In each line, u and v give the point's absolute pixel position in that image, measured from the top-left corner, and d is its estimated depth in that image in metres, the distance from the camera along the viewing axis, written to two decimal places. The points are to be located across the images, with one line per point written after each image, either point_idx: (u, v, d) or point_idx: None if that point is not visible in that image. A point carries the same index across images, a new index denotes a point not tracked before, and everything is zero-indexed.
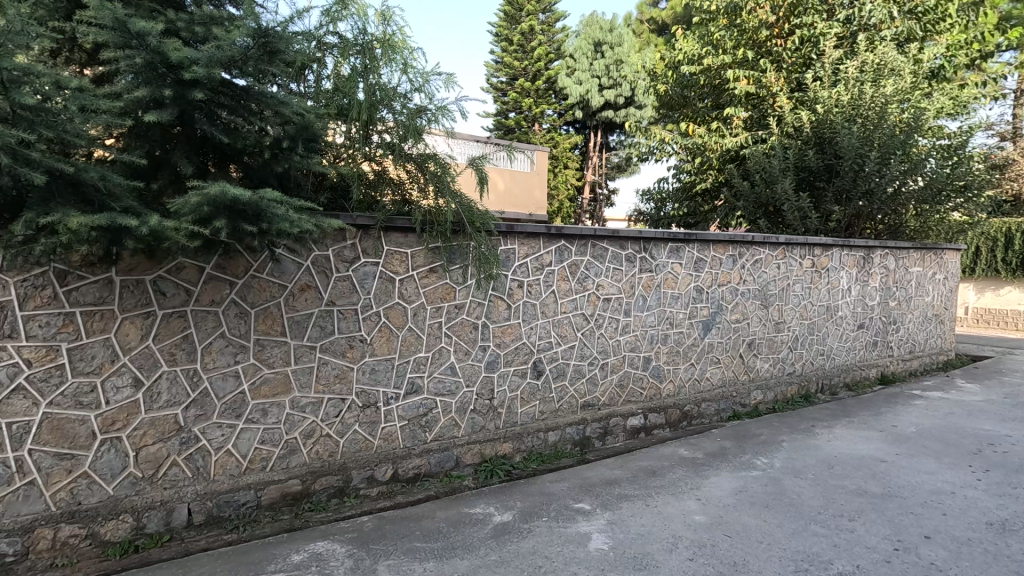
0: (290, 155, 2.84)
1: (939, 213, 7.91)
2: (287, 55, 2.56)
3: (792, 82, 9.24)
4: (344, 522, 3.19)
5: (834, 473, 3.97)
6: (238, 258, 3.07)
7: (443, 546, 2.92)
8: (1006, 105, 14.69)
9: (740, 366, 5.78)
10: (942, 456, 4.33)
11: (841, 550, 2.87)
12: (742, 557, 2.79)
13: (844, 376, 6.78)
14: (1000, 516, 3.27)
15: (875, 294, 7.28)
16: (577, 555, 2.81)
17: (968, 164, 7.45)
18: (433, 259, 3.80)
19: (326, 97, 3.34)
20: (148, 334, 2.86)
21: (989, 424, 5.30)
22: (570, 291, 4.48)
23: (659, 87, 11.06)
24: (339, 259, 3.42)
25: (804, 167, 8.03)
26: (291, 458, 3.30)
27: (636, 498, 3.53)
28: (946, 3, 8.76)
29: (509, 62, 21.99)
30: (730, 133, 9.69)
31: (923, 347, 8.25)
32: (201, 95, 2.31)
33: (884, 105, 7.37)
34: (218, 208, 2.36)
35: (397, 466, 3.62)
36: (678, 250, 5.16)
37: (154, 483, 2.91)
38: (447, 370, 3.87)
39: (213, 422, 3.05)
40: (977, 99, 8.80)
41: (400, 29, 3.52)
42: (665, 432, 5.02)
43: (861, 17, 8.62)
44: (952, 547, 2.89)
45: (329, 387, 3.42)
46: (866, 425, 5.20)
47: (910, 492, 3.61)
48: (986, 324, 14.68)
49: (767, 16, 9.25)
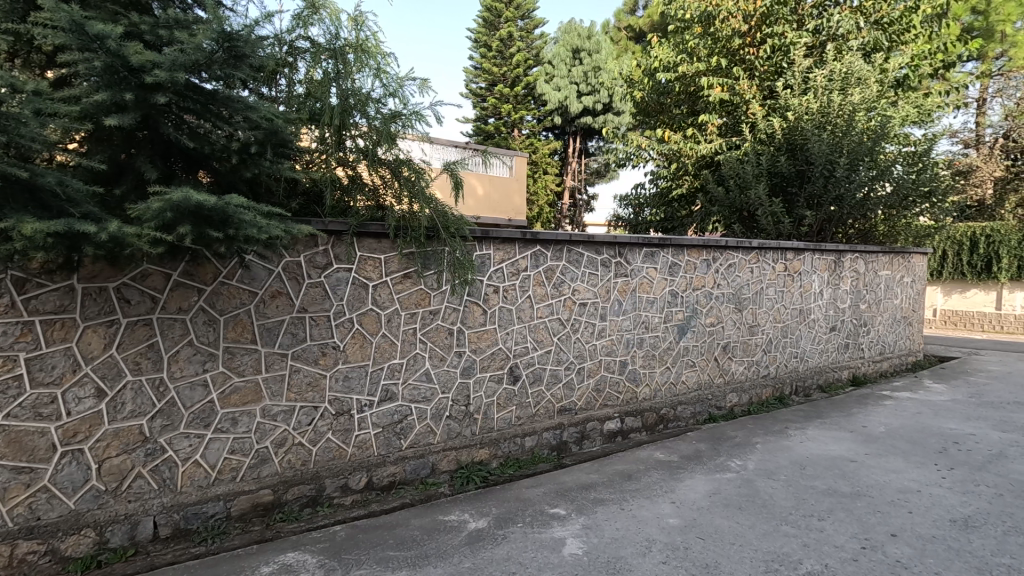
0: (259, 160, 2.80)
1: (906, 218, 8.10)
2: (255, 59, 2.51)
3: (764, 89, 9.49)
4: (317, 532, 3.14)
5: (806, 473, 4.03)
6: (207, 263, 3.02)
7: (416, 554, 2.89)
8: (969, 114, 15.17)
9: (716, 369, 5.85)
10: (909, 455, 4.43)
11: (811, 549, 2.92)
12: (715, 559, 2.81)
13: (817, 377, 6.91)
14: (963, 513, 3.36)
15: (846, 297, 7.43)
16: (551, 561, 2.80)
17: (932, 170, 7.69)
18: (408, 265, 3.77)
19: (298, 102, 3.37)
20: (112, 343, 2.79)
21: (954, 423, 5.45)
22: (546, 295, 4.49)
23: (636, 93, 11.23)
24: (311, 265, 3.39)
25: (776, 172, 8.15)
26: (262, 467, 3.25)
27: (611, 502, 3.54)
28: (911, 14, 9.02)
29: (488, 68, 22.38)
30: (705, 139, 9.87)
31: (893, 349, 8.44)
32: (163, 100, 2.28)
33: (852, 112, 7.56)
34: (182, 214, 2.32)
35: (371, 474, 3.58)
36: (653, 255, 5.22)
37: (117, 495, 2.83)
38: (422, 377, 3.85)
39: (179, 432, 2.99)
40: (940, 107, 9.10)
41: (374, 34, 3.51)
42: (642, 436, 5.05)
43: (829, 28, 8.99)
44: (917, 545, 2.95)
45: (301, 395, 3.37)
46: (837, 426, 5.30)
47: (878, 492, 3.69)
48: (954, 326, 15.06)
49: (739, 25, 9.47)
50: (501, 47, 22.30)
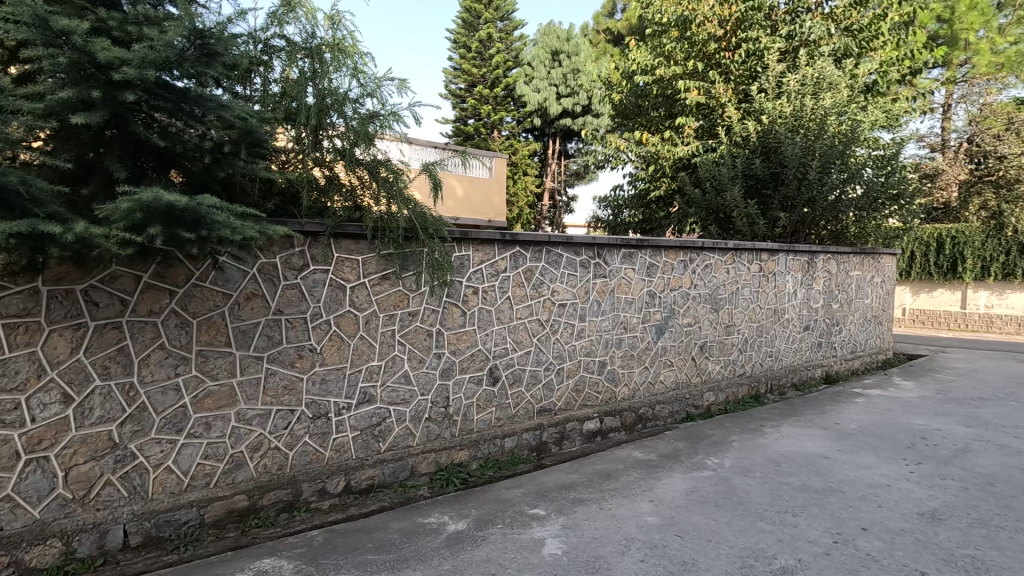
0: (233, 160, 2.75)
1: (876, 220, 8.32)
2: (227, 58, 2.47)
3: (739, 93, 9.66)
4: (293, 537, 3.09)
5: (780, 470, 4.11)
6: (179, 265, 2.95)
7: (395, 557, 2.86)
8: (935, 119, 15.65)
9: (693, 369, 5.93)
10: (879, 451, 4.55)
11: (784, 544, 2.97)
12: (692, 556, 2.85)
13: (791, 376, 7.05)
14: (930, 506, 3.46)
15: (819, 297, 7.59)
16: (531, 561, 2.81)
17: (900, 173, 7.90)
18: (386, 266, 3.75)
19: (273, 101, 3.32)
20: (79, 347, 2.71)
21: (921, 419, 5.61)
22: (525, 296, 4.50)
23: (614, 96, 11.35)
24: (287, 266, 3.34)
25: (751, 175, 8.29)
26: (237, 472, 3.19)
27: (590, 501, 3.56)
28: (879, 21, 9.29)
29: (467, 69, 22.36)
30: (682, 142, 10.01)
31: (864, 347, 8.65)
32: (132, 97, 2.23)
33: (824, 116, 7.74)
34: (152, 214, 2.26)
35: (349, 477, 3.54)
36: (631, 256, 5.27)
37: (85, 504, 2.75)
38: (401, 379, 3.83)
39: (151, 437, 2.92)
40: (908, 112, 9.38)
41: (351, 34, 3.48)
42: (621, 435, 5.09)
43: (801, 33, 9.20)
44: (887, 538, 3.03)
45: (277, 398, 3.32)
46: (811, 423, 5.42)
47: (850, 487, 3.78)
48: (922, 324, 15.53)
49: (715, 30, 9.65)
50: (481, 48, 22.29)
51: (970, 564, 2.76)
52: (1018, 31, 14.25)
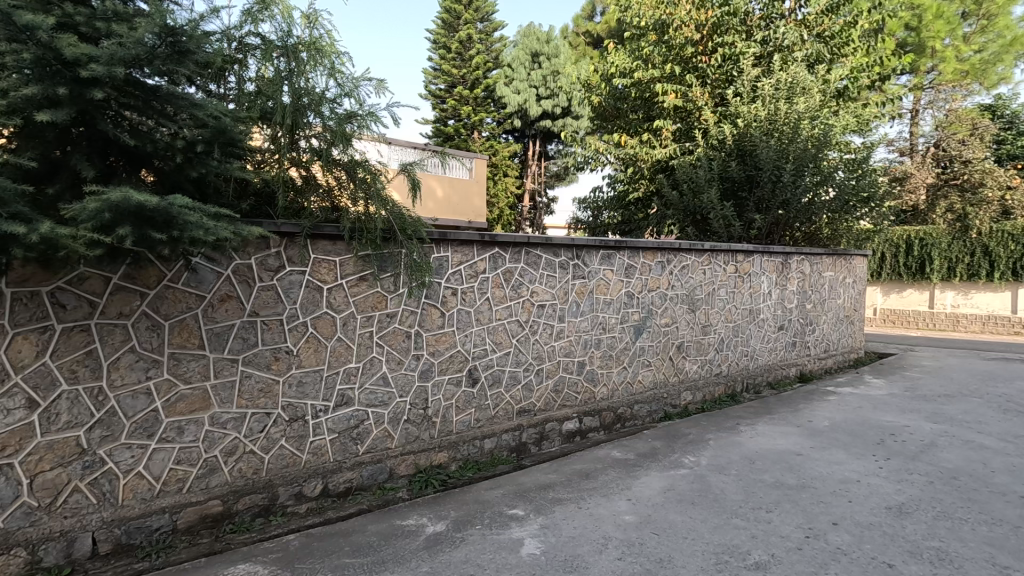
0: (206, 160, 2.69)
1: (848, 221, 8.50)
2: (200, 56, 2.44)
3: (716, 97, 9.83)
4: (269, 542, 3.05)
5: (755, 467, 4.18)
6: (150, 266, 2.90)
7: (373, 560, 2.85)
8: (904, 124, 16.10)
9: (671, 368, 6.00)
10: (850, 447, 4.66)
11: (758, 540, 3.03)
12: (668, 554, 2.89)
13: (766, 375, 7.18)
14: (897, 500, 3.56)
15: (793, 297, 7.74)
16: (510, 561, 2.82)
17: (871, 177, 8.12)
18: (364, 267, 3.72)
19: (248, 100, 3.27)
20: (45, 350, 2.64)
21: (891, 416, 5.76)
22: (504, 297, 4.51)
23: (593, 98, 11.46)
24: (262, 267, 3.29)
25: (727, 176, 8.44)
26: (211, 477, 3.13)
27: (569, 501, 3.58)
28: (850, 29, 9.57)
29: (447, 70, 22.30)
30: (660, 144, 10.12)
31: (836, 347, 8.84)
32: (100, 94, 2.18)
33: (797, 121, 7.93)
34: (121, 214, 2.21)
35: (327, 481, 3.51)
36: (609, 257, 5.32)
37: (52, 512, 2.68)
38: (379, 381, 3.80)
39: (121, 443, 2.85)
40: (877, 117, 9.66)
41: (328, 33, 3.46)
42: (600, 435, 5.13)
43: (775, 39, 9.44)
44: (856, 532, 3.11)
45: (253, 401, 3.28)
46: (785, 421, 5.53)
47: (822, 483, 3.86)
48: (892, 324, 15.93)
49: (692, 34, 9.82)
50: (460, 49, 22.25)
51: (935, 555, 2.84)
52: (981, 40, 14.70)
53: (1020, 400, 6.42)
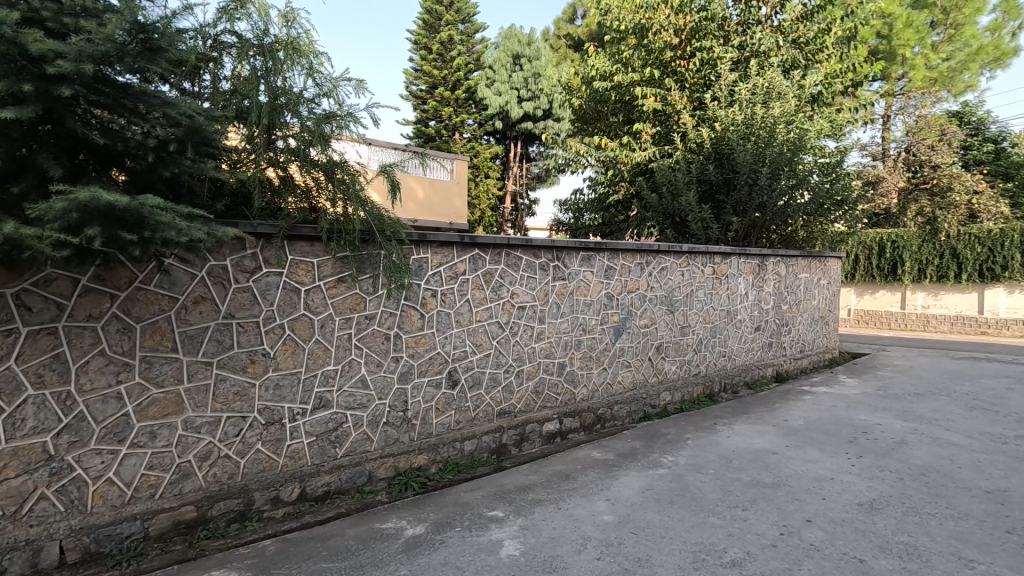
0: (179, 159, 2.64)
1: (823, 224, 8.67)
2: (172, 53, 2.40)
3: (694, 101, 9.97)
4: (244, 548, 3.00)
5: (732, 466, 4.24)
6: (121, 267, 2.83)
7: (351, 564, 2.82)
8: (877, 128, 16.50)
9: (650, 369, 6.06)
10: (824, 445, 4.75)
11: (734, 538, 3.07)
12: (646, 553, 2.91)
13: (743, 375, 7.30)
14: (869, 496, 3.64)
15: (769, 298, 7.87)
16: (488, 563, 2.81)
17: (844, 180, 8.31)
18: (342, 269, 3.69)
19: (223, 99, 3.21)
20: (9, 354, 2.57)
21: (864, 414, 5.89)
22: (484, 299, 4.50)
23: (574, 101, 11.56)
24: (238, 269, 3.25)
25: (705, 180, 8.56)
26: (184, 483, 3.07)
27: (548, 502, 3.59)
28: (824, 36, 9.81)
29: (428, 71, 22.22)
30: (640, 147, 10.23)
31: (812, 347, 9.02)
32: (68, 91, 2.14)
33: (773, 125, 8.08)
34: (90, 214, 2.16)
35: (305, 484, 3.48)
36: (590, 258, 5.35)
37: (16, 520, 2.61)
38: (358, 383, 3.77)
39: (90, 448, 2.78)
40: (851, 122, 9.89)
41: (306, 33, 3.42)
42: (580, 436, 5.16)
43: (752, 44, 9.61)
44: (829, 528, 3.17)
45: (228, 405, 3.23)
46: (761, 420, 5.62)
47: (796, 481, 3.93)
48: (866, 324, 16.32)
49: (671, 38, 9.94)
50: (441, 50, 22.23)
51: (904, 550, 2.91)
52: (948, 48, 15.11)
53: (985, 397, 6.63)
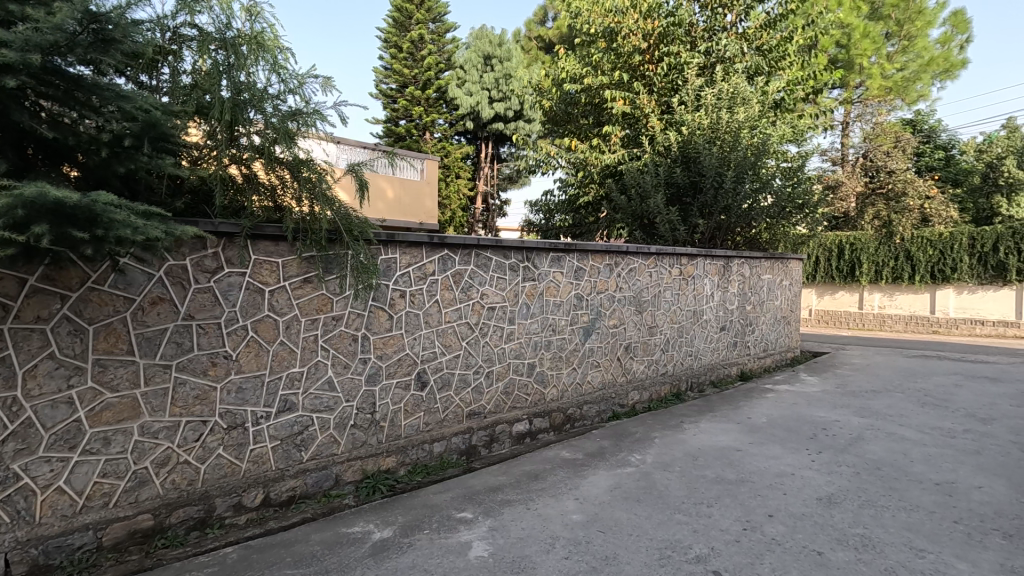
0: (135, 155, 2.55)
1: (785, 227, 8.93)
2: (126, 45, 2.31)
3: (662, 105, 10.17)
4: (204, 556, 2.91)
5: (697, 464, 4.32)
6: (72, 267, 2.71)
7: (316, 571, 2.76)
8: (836, 134, 17.09)
9: (619, 369, 6.13)
10: (785, 442, 4.88)
11: (699, 534, 3.13)
12: (614, 551, 2.94)
13: (709, 374, 7.45)
14: (827, 491, 3.76)
15: (734, 299, 8.05)
16: (456, 565, 2.80)
17: (805, 185, 8.57)
18: (308, 269, 3.62)
19: (183, 94, 3.11)
20: None
21: (823, 411, 6.08)
22: (453, 300, 4.47)
23: (545, 103, 11.72)
24: (198, 268, 3.15)
25: (672, 183, 8.71)
26: (141, 490, 2.97)
27: (518, 502, 3.59)
28: (786, 43, 10.02)
29: (398, 70, 22.04)
30: (609, 150, 10.37)
31: (774, 346, 9.26)
32: (13, 83, 2.04)
33: (738, 130, 8.30)
34: (37, 212, 2.07)
35: (268, 490, 3.40)
36: (559, 259, 5.38)
37: None
38: (324, 386, 3.70)
39: (38, 456, 2.66)
40: (812, 128, 10.21)
41: (270, 27, 3.33)
42: (549, 436, 5.19)
43: (717, 50, 9.85)
44: (790, 522, 3.26)
45: (188, 409, 3.13)
46: (726, 418, 5.74)
47: (759, 477, 4.03)
48: (826, 324, 16.88)
49: (639, 42, 10.09)
50: (412, 49, 22.06)
51: (860, 542, 3.01)
52: (903, 59, 15.68)
53: (936, 394, 6.91)
